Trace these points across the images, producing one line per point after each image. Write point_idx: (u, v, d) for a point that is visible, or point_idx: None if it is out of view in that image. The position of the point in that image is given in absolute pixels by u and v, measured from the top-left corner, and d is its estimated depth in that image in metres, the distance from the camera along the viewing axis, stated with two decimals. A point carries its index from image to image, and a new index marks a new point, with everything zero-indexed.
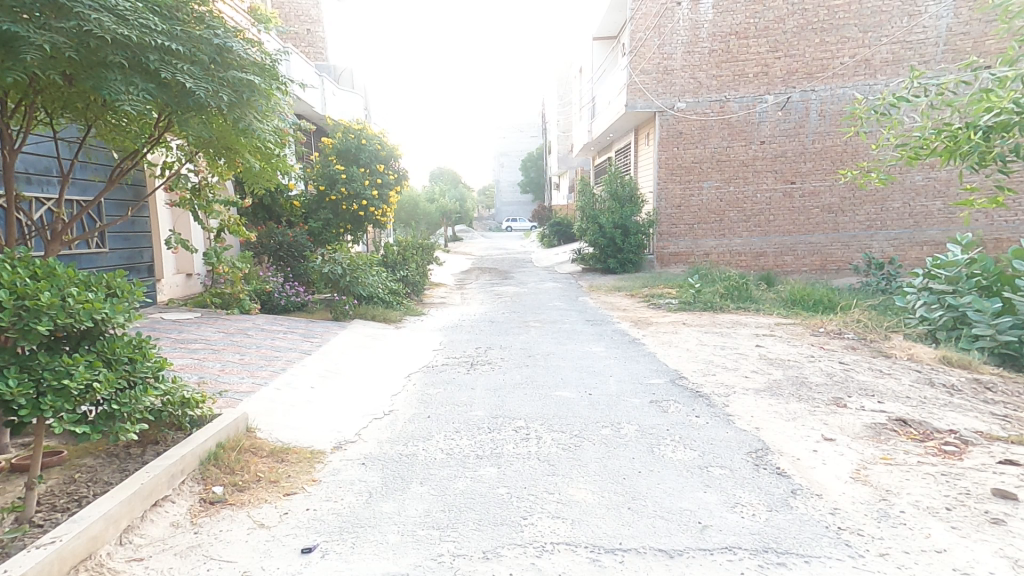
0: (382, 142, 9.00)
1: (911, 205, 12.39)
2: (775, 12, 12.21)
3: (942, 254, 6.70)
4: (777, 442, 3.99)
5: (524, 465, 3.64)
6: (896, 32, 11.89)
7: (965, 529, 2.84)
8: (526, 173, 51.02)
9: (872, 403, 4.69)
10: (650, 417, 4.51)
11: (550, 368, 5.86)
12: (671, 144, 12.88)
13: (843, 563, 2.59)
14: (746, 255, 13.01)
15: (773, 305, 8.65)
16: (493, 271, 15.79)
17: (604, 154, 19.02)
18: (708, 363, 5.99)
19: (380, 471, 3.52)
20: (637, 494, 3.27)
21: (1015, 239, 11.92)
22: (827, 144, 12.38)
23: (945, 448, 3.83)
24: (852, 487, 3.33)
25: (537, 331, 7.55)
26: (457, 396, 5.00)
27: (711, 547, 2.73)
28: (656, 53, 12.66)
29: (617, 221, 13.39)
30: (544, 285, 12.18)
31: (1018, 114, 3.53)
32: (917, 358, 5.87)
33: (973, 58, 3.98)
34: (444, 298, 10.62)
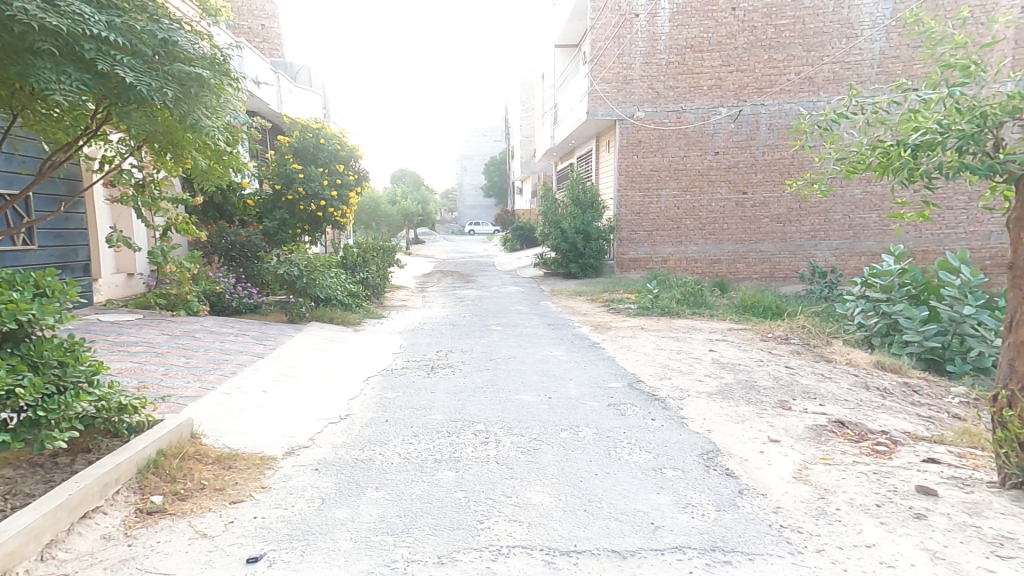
0: (342, 142, 8.79)
1: (850, 217, 13.03)
2: (727, 28, 12.64)
3: (878, 264, 7.05)
4: (727, 444, 4.12)
5: (483, 469, 3.65)
6: (836, 53, 12.50)
7: (892, 524, 3.02)
8: (489, 177, 51.29)
9: (815, 406, 4.93)
10: (608, 420, 4.61)
11: (511, 372, 5.88)
12: (631, 152, 13.18)
13: (783, 560, 2.71)
14: (702, 262, 13.40)
15: (726, 310, 8.93)
16: (456, 274, 15.74)
17: (567, 160, 19.22)
18: (663, 367, 6.14)
19: (333, 477, 3.46)
20: (593, 496, 3.33)
21: (940, 252, 12.72)
22: (775, 156, 12.91)
23: (877, 448, 4.06)
24: (794, 487, 3.48)
25: (499, 335, 7.54)
26: (417, 400, 4.96)
27: (662, 548, 2.80)
28: (616, 62, 12.95)
29: (578, 226, 13.54)
30: (506, 289, 12.20)
31: (942, 135, 3.30)
32: (854, 363, 6.18)
33: (901, 80, 3.68)
34: (405, 300, 10.51)
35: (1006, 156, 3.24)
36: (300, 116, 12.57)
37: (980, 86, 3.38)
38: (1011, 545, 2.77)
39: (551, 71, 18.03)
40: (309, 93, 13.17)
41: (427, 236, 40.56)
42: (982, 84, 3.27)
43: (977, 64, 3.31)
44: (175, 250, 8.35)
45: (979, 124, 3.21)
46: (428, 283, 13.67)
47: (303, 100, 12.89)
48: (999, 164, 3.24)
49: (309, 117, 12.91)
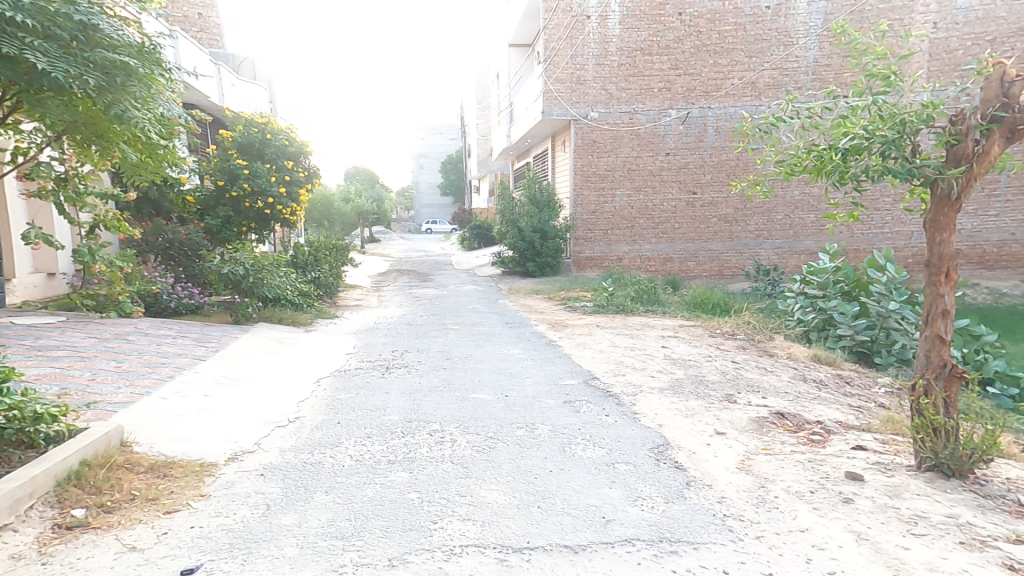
0: (290, 138, 8.58)
1: (791, 217, 13.53)
2: (674, 32, 13.00)
3: (815, 262, 7.41)
4: (676, 438, 4.23)
5: (437, 469, 3.61)
6: (775, 60, 13.03)
7: (824, 509, 3.17)
8: (446, 176, 50.85)
9: (758, 399, 5.12)
10: (564, 417, 4.64)
11: (468, 371, 5.85)
12: (586, 152, 13.38)
13: (726, 547, 2.80)
14: (655, 261, 13.73)
15: (678, 308, 9.17)
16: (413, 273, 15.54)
17: (524, 159, 19.34)
18: (618, 364, 6.24)
19: (280, 482, 3.35)
20: (547, 492, 3.35)
21: (870, 251, 13.43)
22: (722, 158, 13.33)
23: (812, 437, 4.27)
24: (737, 477, 3.61)
25: (455, 334, 7.50)
26: (370, 401, 4.86)
27: (612, 541, 2.85)
28: (569, 63, 13.12)
29: (535, 225, 13.55)
30: (463, 288, 12.14)
31: (868, 141, 3.49)
32: (794, 356, 6.46)
33: (832, 87, 3.81)
34: (360, 300, 10.31)
35: (923, 161, 3.47)
36: (244, 110, 12.13)
37: (900, 95, 3.57)
38: (926, 523, 2.96)
39: (506, 70, 18.08)
40: (253, 86, 12.74)
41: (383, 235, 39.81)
42: (901, 93, 3.44)
43: (896, 74, 3.48)
44: (104, 249, 7.90)
45: (899, 130, 3.40)
46: (383, 282, 13.45)
47: (247, 94, 12.45)
48: (917, 168, 3.46)
49: (254, 111, 12.47)
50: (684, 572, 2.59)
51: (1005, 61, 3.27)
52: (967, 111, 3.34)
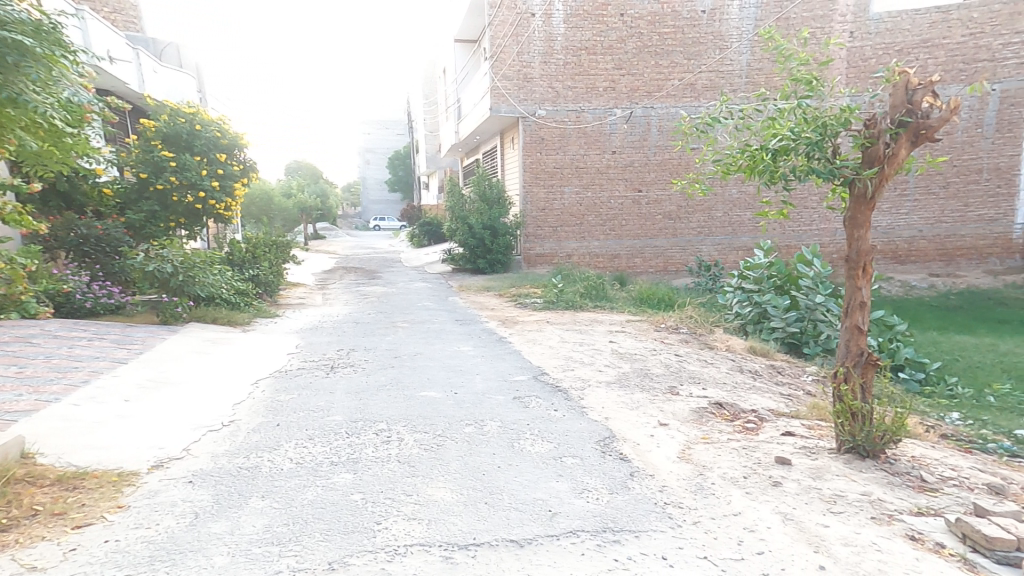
0: (223, 130, 8.17)
1: (730, 215, 13.99)
2: (617, 33, 13.28)
3: (751, 258, 7.71)
4: (621, 431, 4.31)
5: (383, 469, 3.52)
6: (711, 63, 13.48)
7: (755, 493, 3.32)
8: (393, 172, 49.91)
9: (698, 390, 5.31)
10: (513, 413, 4.64)
11: (416, 369, 5.77)
12: (534, 150, 13.51)
13: (665, 534, 2.88)
14: (603, 257, 14.01)
15: (625, 303, 9.39)
16: (360, 271, 15.18)
17: (473, 156, 19.30)
18: (567, 359, 6.31)
19: (211, 489, 3.18)
20: (494, 488, 3.33)
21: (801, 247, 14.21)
22: (665, 157, 13.72)
23: (747, 426, 4.47)
24: (677, 466, 3.72)
25: (404, 332, 7.39)
26: (313, 401, 4.71)
27: (558, 533, 2.87)
28: (516, 60, 13.22)
29: (485, 222, 13.41)
30: (412, 285, 11.97)
31: (794, 142, 3.65)
32: (732, 349, 6.74)
33: (761, 90, 3.96)
34: (303, 299, 9.97)
35: (842, 162, 3.69)
36: (168, 98, 11.48)
37: (822, 98, 3.76)
38: (844, 500, 3.16)
39: (452, 66, 17.96)
40: (178, 74, 12.08)
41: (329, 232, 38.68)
42: (823, 97, 3.63)
43: (818, 79, 3.67)
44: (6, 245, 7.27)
45: (821, 133, 3.60)
46: (329, 280, 13.07)
47: (172, 81, 11.78)
48: (838, 168, 3.69)
49: (180, 100, 11.81)
50: (626, 560, 2.64)
51: (909, 70, 3.48)
52: (879, 116, 3.56)
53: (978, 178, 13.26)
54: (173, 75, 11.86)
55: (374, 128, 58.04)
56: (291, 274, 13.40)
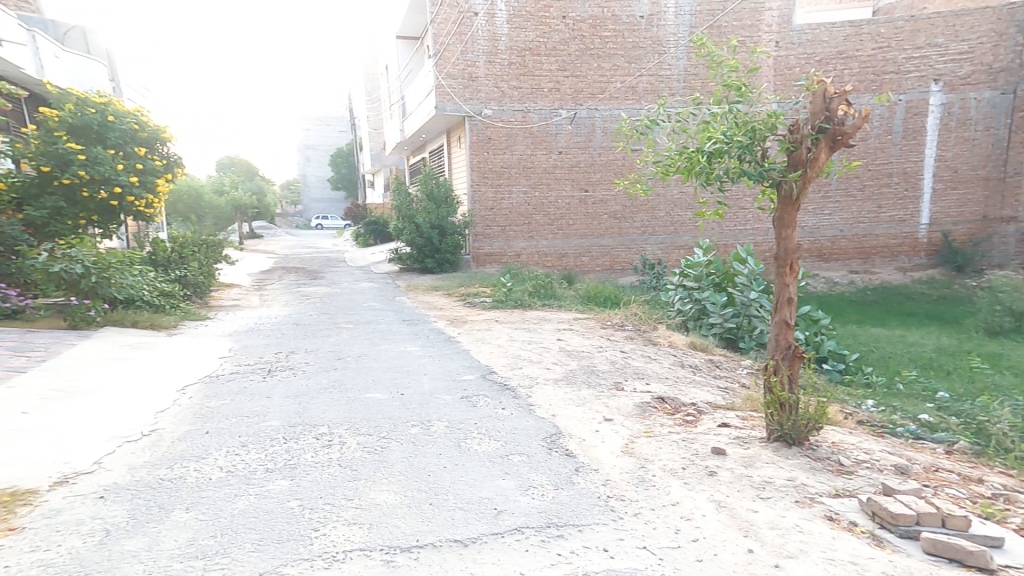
0: (139, 121, 7.76)
1: (671, 215, 14.45)
2: (560, 35, 13.50)
3: (691, 256, 7.89)
4: (567, 427, 4.36)
5: (322, 474, 3.40)
6: (651, 67, 13.85)
7: (692, 482, 3.44)
8: (336, 170, 48.57)
9: (642, 385, 5.45)
10: (460, 412, 4.60)
11: (361, 370, 5.63)
12: (481, 149, 13.52)
13: (607, 527, 2.93)
14: (551, 256, 14.19)
15: (573, 301, 9.54)
16: (301, 271, 14.65)
17: (418, 154, 19.12)
18: (516, 357, 6.33)
19: (126, 504, 2.97)
20: (440, 488, 3.28)
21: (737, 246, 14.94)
22: (610, 158, 14.05)
23: (686, 418, 4.63)
24: (620, 459, 3.80)
25: (348, 333, 7.20)
26: (247, 406, 4.50)
27: (502, 531, 2.86)
28: (460, 59, 13.16)
29: (433, 221, 13.23)
30: (358, 285, 11.68)
31: (727, 145, 3.80)
32: (674, 344, 6.98)
33: (695, 94, 4.10)
34: (238, 300, 9.51)
35: (770, 165, 3.90)
36: (72, 85, 10.65)
37: (750, 104, 3.93)
38: (772, 486, 3.33)
39: (395, 63, 17.70)
40: (86, 60, 11.25)
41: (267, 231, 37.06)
42: (751, 103, 3.80)
43: (747, 85, 3.83)
44: None
45: (750, 137, 3.77)
46: (265, 281, 12.53)
47: (77, 68, 10.95)
48: (766, 171, 3.89)
49: (87, 88, 10.99)
50: (569, 554, 2.67)
51: (826, 79, 3.70)
52: (801, 122, 3.78)
53: (889, 182, 14.34)
54: (80, 62, 11.02)
55: (312, 124, 56.08)
56: (224, 274, 12.83)
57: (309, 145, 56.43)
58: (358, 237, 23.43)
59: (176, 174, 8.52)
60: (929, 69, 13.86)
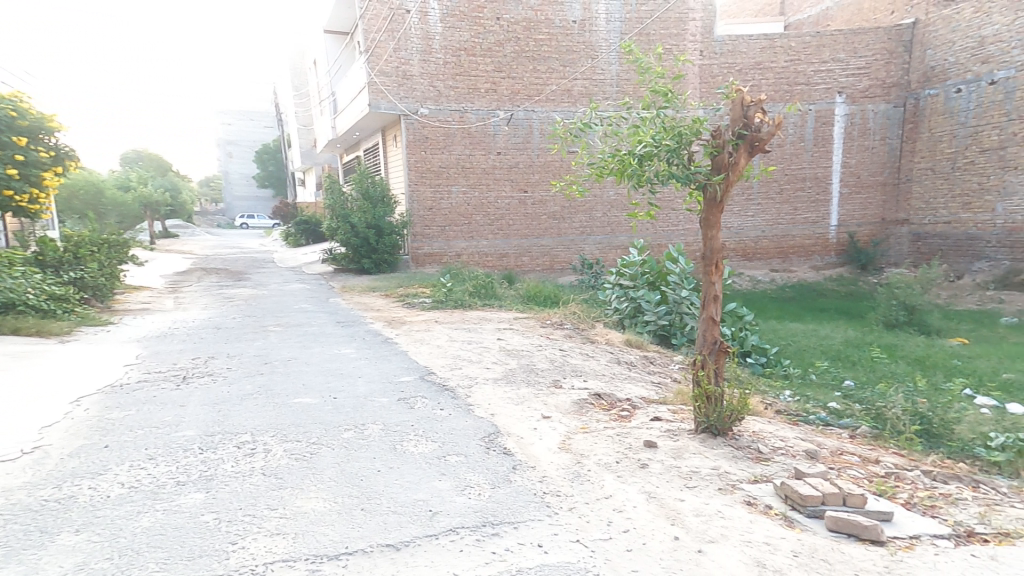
0: (19, 107, 6.98)
1: (608, 215, 14.84)
2: (494, 36, 13.55)
3: (627, 256, 8.18)
4: (506, 426, 4.37)
5: (243, 484, 3.22)
6: (584, 71, 14.19)
7: (625, 475, 3.53)
8: (263, 167, 46.43)
9: (580, 382, 5.56)
10: (397, 414, 4.50)
11: (290, 375, 5.38)
12: (418, 149, 13.36)
13: (542, 523, 2.95)
14: (492, 256, 14.23)
15: (513, 301, 9.59)
16: (224, 272, 13.84)
17: (352, 152, 18.60)
18: (455, 357, 6.28)
19: (4, 530, 2.68)
20: (373, 493, 3.19)
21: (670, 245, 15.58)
22: (548, 159, 14.25)
23: (621, 414, 4.76)
24: (558, 456, 3.85)
25: (276, 336, 6.87)
26: (157, 417, 4.19)
27: (436, 532, 2.82)
28: (393, 57, 12.92)
29: (369, 221, 12.87)
30: (288, 287, 11.19)
31: (657, 148, 3.93)
32: (611, 342, 7.18)
33: (626, 99, 4.21)
34: (148, 304, 8.82)
35: (696, 168, 4.06)
36: None
37: (677, 110, 4.09)
38: (698, 475, 3.48)
39: (323, 58, 17.13)
40: None
41: (184, 231, 34.59)
42: (678, 108, 3.95)
43: (673, 92, 3.98)
44: None
45: (677, 141, 3.92)
46: (182, 283, 11.71)
47: None
48: (693, 174, 4.05)
49: None
50: (503, 552, 2.66)
51: (744, 88, 3.91)
52: (723, 128, 3.98)
53: (803, 186, 15.44)
54: None
55: (236, 118, 53.18)
56: (130, 272, 12.15)
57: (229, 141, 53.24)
58: (290, 237, 22.41)
59: (68, 167, 7.75)
60: (834, 82, 15.04)
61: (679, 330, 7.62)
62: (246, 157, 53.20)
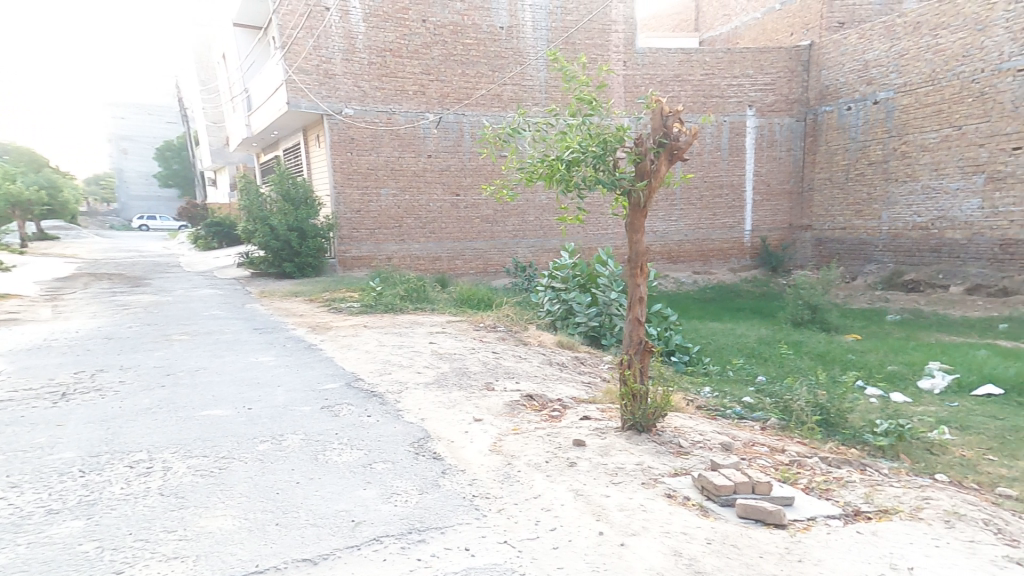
0: None
1: (541, 219, 15.08)
2: (421, 39, 13.41)
3: (559, 259, 8.36)
4: (437, 430, 4.30)
5: (135, 507, 2.95)
6: (513, 77, 14.36)
7: (554, 474, 3.57)
8: (166, 166, 43.49)
9: (512, 384, 5.58)
10: (320, 423, 4.31)
11: (199, 386, 5.02)
12: (343, 149, 12.96)
13: (470, 526, 2.92)
14: (424, 259, 14.05)
15: (446, 304, 9.51)
16: (121, 278, 12.68)
17: (270, 151, 17.74)
18: (384, 363, 6.10)
19: None
20: (290, 506, 3.03)
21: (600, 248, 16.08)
22: (479, 163, 14.28)
23: (552, 414, 4.83)
24: (488, 458, 3.83)
25: (181, 346, 6.37)
26: (28, 440, 3.76)
27: (358, 543, 2.71)
28: (312, 54, 12.44)
29: (290, 223, 12.27)
30: (197, 292, 10.43)
31: (584, 154, 4.03)
32: (544, 344, 7.28)
33: (552, 106, 4.29)
34: (22, 315, 7.86)
35: (621, 174, 4.21)
36: None
37: (601, 118, 4.22)
38: (623, 471, 3.58)
39: (233, 52, 16.21)
40: None
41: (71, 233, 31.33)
42: (602, 116, 4.08)
43: (597, 100, 4.11)
44: None
45: (603, 147, 4.05)
46: (66, 290, 10.58)
47: None
48: (618, 179, 4.19)
49: None
50: (429, 558, 2.61)
51: (663, 98, 4.10)
52: (645, 136, 4.14)
53: (720, 193, 16.46)
54: None
55: (131, 112, 49.14)
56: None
57: (126, 135, 48.78)
58: (199, 240, 20.99)
59: None
60: (745, 96, 16.17)
61: (609, 330, 7.86)
62: (144, 154, 49.12)
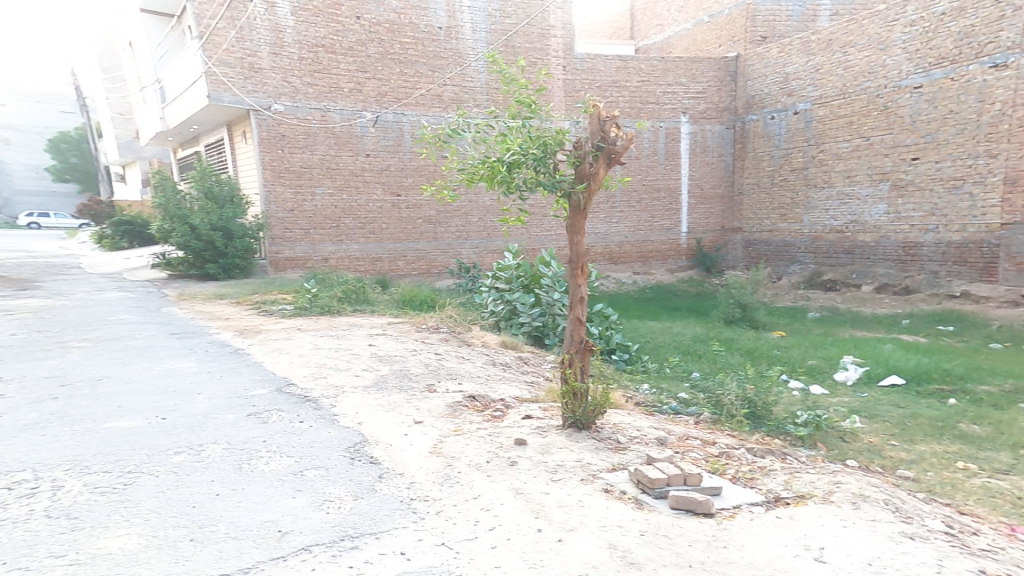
0: None
1: (484, 220, 15.08)
2: (355, 35, 13.08)
3: (502, 261, 8.37)
4: (375, 433, 4.17)
5: (20, 532, 2.67)
6: (453, 77, 14.26)
7: (495, 474, 3.55)
8: None
9: (454, 385, 5.52)
10: (246, 431, 4.08)
11: (106, 397, 4.62)
12: (273, 147, 12.44)
13: (407, 529, 2.84)
14: (363, 261, 13.70)
15: (387, 306, 9.31)
16: (12, 282, 11.45)
17: (190, 147, 16.69)
18: (318, 366, 5.86)
19: None
20: (208, 519, 2.84)
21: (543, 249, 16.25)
22: (420, 163, 14.09)
23: (494, 414, 4.81)
24: (428, 460, 3.76)
25: (80, 355, 5.82)
26: None
27: (285, 553, 2.58)
28: (235, 46, 11.79)
29: (213, 222, 11.52)
30: (105, 296, 9.61)
31: (524, 156, 4.05)
32: (487, 344, 7.26)
33: (492, 107, 4.28)
34: None
35: (561, 177, 4.25)
36: None
37: (541, 120, 4.25)
38: (562, 468, 3.61)
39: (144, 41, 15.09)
40: None
41: None
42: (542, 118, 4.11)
43: (536, 103, 4.13)
44: None
45: (543, 150, 4.08)
46: None
47: None
48: (558, 182, 4.23)
49: None
50: (361, 565, 2.52)
51: (600, 103, 4.17)
52: (583, 140, 4.20)
53: (658, 196, 17.11)
54: None
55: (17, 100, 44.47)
56: None
57: (19, 124, 44.16)
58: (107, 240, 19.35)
59: None
60: (678, 103, 16.85)
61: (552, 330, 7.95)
62: (35, 146, 44.51)
